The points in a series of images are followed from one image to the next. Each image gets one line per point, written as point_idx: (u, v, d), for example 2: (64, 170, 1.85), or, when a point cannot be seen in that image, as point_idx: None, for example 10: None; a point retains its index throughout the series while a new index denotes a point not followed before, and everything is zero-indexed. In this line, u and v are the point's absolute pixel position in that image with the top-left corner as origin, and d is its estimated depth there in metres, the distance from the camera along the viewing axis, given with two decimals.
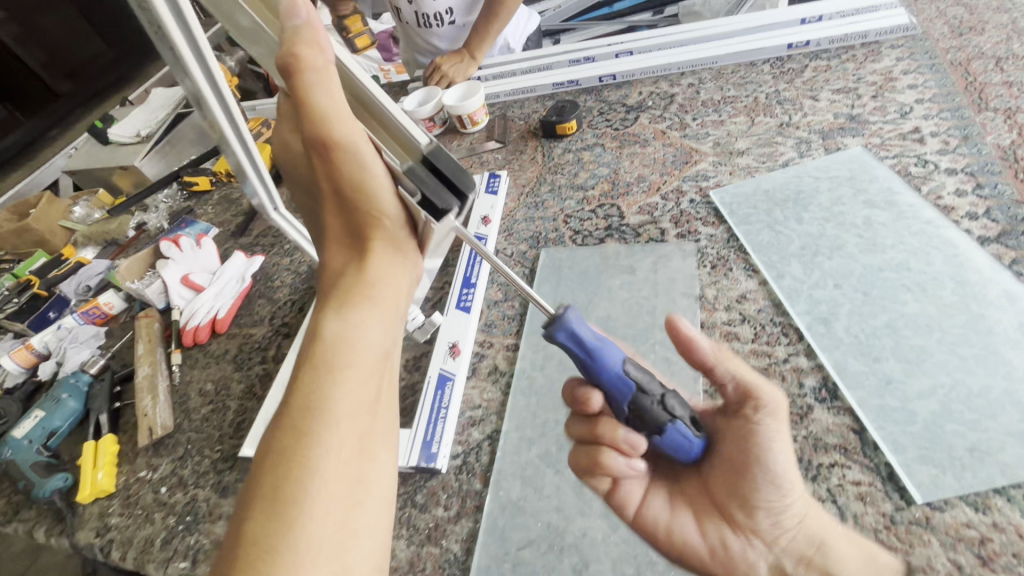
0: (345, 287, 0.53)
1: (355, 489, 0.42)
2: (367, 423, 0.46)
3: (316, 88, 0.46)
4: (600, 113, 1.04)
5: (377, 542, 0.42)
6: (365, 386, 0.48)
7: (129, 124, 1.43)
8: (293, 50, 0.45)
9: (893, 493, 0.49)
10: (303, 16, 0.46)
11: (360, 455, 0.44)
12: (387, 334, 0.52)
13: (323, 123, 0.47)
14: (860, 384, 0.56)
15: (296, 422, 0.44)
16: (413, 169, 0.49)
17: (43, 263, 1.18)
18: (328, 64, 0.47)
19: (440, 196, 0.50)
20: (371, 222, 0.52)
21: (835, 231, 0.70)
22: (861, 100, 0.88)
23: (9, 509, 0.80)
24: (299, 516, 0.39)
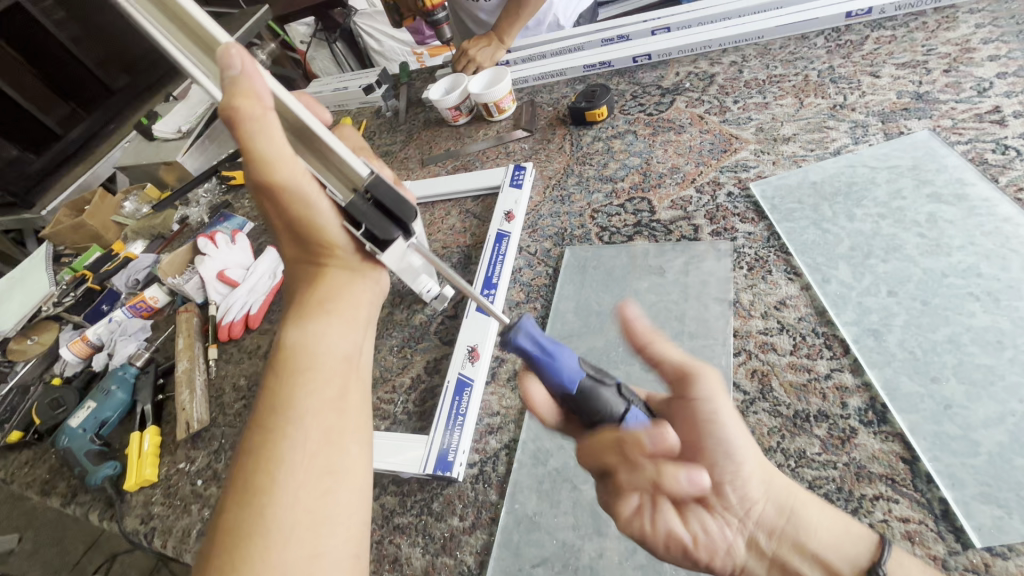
0: (304, 300, 0.53)
1: (322, 491, 0.42)
2: (333, 419, 0.46)
3: (260, 138, 0.43)
4: (633, 97, 0.98)
5: (350, 533, 0.42)
6: (330, 387, 0.48)
7: (173, 120, 1.47)
8: (228, 103, 0.41)
9: (947, 533, 0.44)
10: (239, 66, 0.42)
11: (322, 453, 0.44)
12: (352, 337, 0.52)
13: (269, 170, 0.44)
14: (914, 408, 0.50)
15: (259, 433, 0.44)
16: (355, 204, 0.47)
17: (97, 257, 1.25)
18: (267, 110, 0.43)
19: (382, 228, 0.48)
20: (324, 247, 0.51)
21: (892, 230, 0.63)
22: (930, 76, 0.78)
23: (68, 492, 0.86)
24: (260, 519, 0.40)
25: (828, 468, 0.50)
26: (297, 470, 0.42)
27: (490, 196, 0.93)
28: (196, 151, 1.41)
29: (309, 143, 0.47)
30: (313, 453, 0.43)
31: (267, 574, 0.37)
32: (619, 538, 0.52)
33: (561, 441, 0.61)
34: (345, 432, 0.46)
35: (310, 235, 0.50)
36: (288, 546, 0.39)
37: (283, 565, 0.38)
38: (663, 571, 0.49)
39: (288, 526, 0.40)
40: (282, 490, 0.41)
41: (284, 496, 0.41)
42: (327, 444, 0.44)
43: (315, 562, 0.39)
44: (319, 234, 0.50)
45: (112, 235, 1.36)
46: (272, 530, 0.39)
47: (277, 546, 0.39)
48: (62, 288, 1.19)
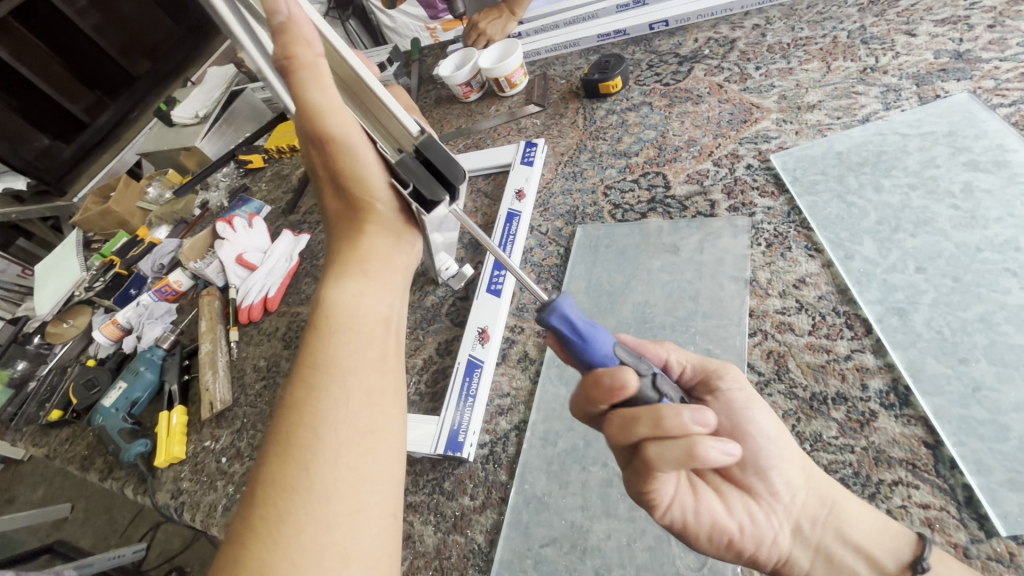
0: (343, 261, 0.52)
1: (366, 445, 0.41)
2: (373, 379, 0.45)
3: (312, 86, 0.44)
4: (649, 67, 0.93)
5: (390, 493, 0.41)
6: (369, 347, 0.47)
7: (190, 105, 1.49)
8: (284, 49, 0.42)
9: (969, 521, 0.42)
10: (285, 11, 0.42)
11: (365, 411, 0.42)
12: (391, 301, 0.51)
13: (319, 117, 0.44)
14: (940, 390, 0.48)
15: (301, 389, 0.43)
16: (403, 161, 0.46)
17: (124, 243, 1.29)
18: (318, 58, 0.44)
19: (431, 186, 0.47)
20: (367, 205, 0.51)
21: (923, 202, 0.59)
22: (972, 32, 0.72)
23: (105, 467, 0.90)
24: (304, 472, 0.38)
25: (844, 452, 0.48)
26: (340, 426, 0.41)
27: (501, 174, 0.92)
28: (214, 136, 1.42)
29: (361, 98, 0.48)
30: (356, 410, 0.42)
31: (311, 526, 0.36)
32: (628, 520, 0.52)
33: (571, 422, 0.60)
34: (385, 393, 0.45)
35: (355, 191, 0.50)
36: (332, 498, 0.37)
37: (326, 517, 0.36)
38: (671, 552, 0.49)
39: (331, 481, 0.38)
40: (325, 445, 0.40)
41: (327, 451, 0.39)
42: (368, 403, 0.43)
43: (356, 517, 0.38)
44: (364, 189, 0.49)
45: (137, 221, 1.39)
46: (316, 483, 0.38)
47: (321, 497, 0.37)
48: (93, 274, 1.23)
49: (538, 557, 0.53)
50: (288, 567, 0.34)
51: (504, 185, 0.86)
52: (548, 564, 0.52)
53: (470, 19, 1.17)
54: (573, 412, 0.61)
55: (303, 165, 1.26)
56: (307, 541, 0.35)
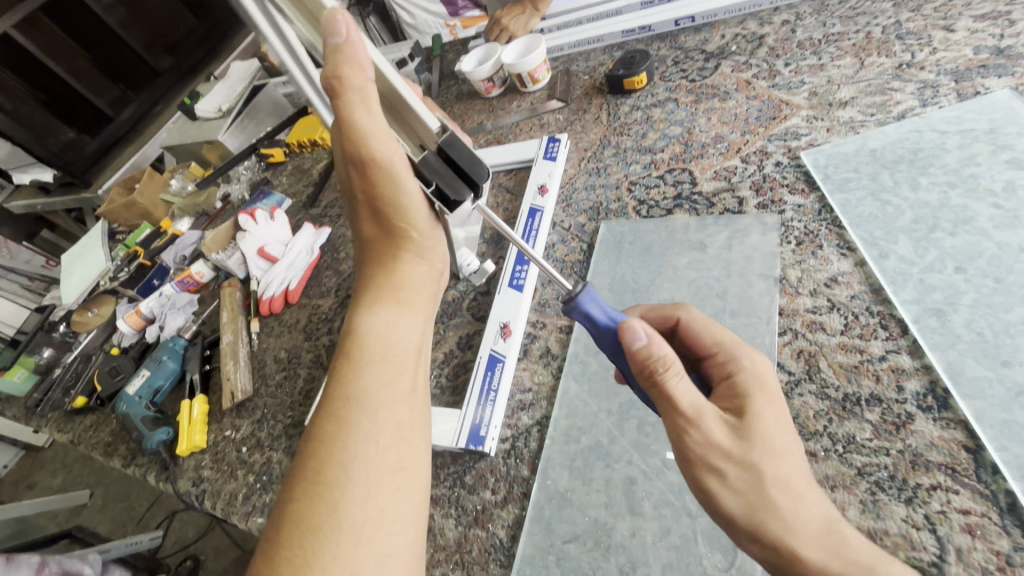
0: (375, 284, 0.52)
1: (394, 483, 0.40)
2: (404, 413, 0.44)
3: (358, 110, 0.44)
4: (675, 63, 0.92)
5: (415, 534, 0.40)
6: (400, 379, 0.46)
7: (213, 99, 1.50)
8: (336, 71, 0.43)
9: (1012, 528, 0.41)
10: (344, 34, 0.43)
11: (395, 447, 0.42)
12: (421, 328, 0.51)
13: (362, 141, 0.45)
14: (981, 394, 0.46)
15: (331, 422, 0.43)
16: (427, 158, 0.48)
17: (148, 234, 1.31)
18: (368, 83, 0.45)
19: (454, 185, 0.49)
20: (400, 227, 0.51)
21: (962, 200, 0.57)
22: (1014, 28, 0.70)
23: (128, 453, 0.92)
24: (334, 513, 0.38)
25: (879, 455, 0.47)
26: (371, 464, 0.40)
27: (523, 170, 0.91)
28: (236, 129, 1.43)
29: (403, 118, 0.50)
30: (386, 447, 0.42)
31: (341, 571, 0.36)
32: (654, 518, 0.51)
33: (594, 419, 0.60)
34: (415, 427, 0.44)
35: (390, 213, 0.50)
36: (360, 542, 0.37)
37: (355, 562, 0.36)
38: (698, 552, 0.48)
39: (359, 522, 0.38)
40: (354, 483, 0.39)
41: (357, 489, 0.39)
42: (399, 438, 0.43)
43: (385, 561, 0.37)
44: (399, 212, 0.50)
45: (161, 213, 1.41)
46: (343, 525, 0.37)
47: (351, 541, 0.37)
48: (117, 264, 1.25)
49: (560, 554, 0.52)
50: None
51: (526, 180, 0.85)
52: (571, 561, 0.52)
53: (492, 15, 1.17)
54: (596, 409, 0.61)
55: (324, 159, 1.27)
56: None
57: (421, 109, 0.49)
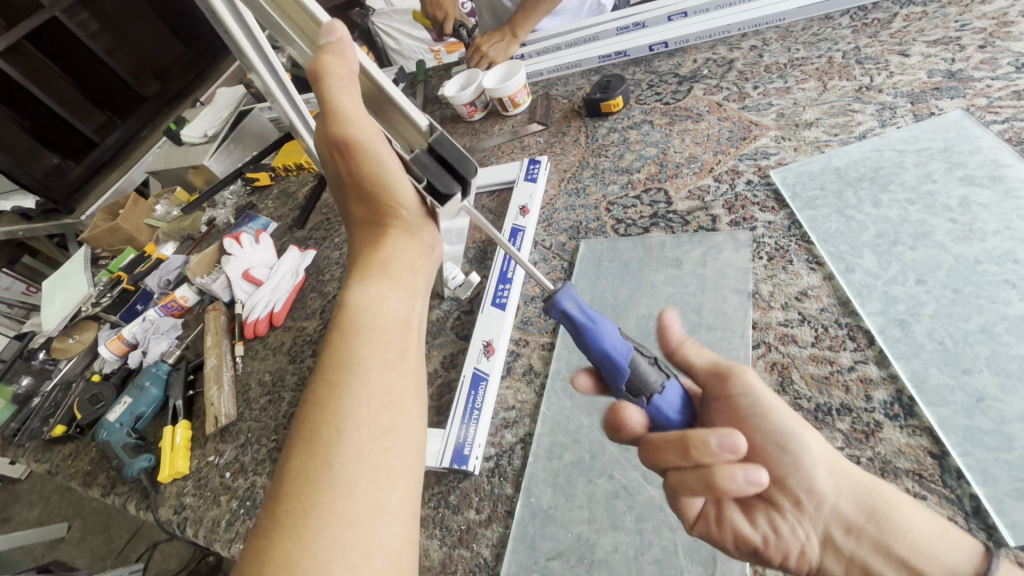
0: (365, 261, 0.51)
1: (384, 444, 0.40)
2: (394, 379, 0.44)
3: (342, 94, 0.45)
4: (650, 86, 0.96)
5: (409, 492, 0.40)
6: (388, 347, 0.46)
7: (198, 124, 1.51)
8: (318, 59, 0.45)
9: (978, 531, 0.42)
10: (337, 33, 0.47)
11: (385, 410, 0.42)
12: (411, 301, 0.50)
13: (344, 122, 0.45)
14: (944, 401, 0.48)
15: (325, 387, 0.43)
16: (417, 156, 0.49)
17: (131, 259, 1.30)
18: (351, 73, 0.46)
19: (444, 180, 0.50)
20: (390, 208, 0.51)
21: (921, 216, 0.60)
22: (964, 52, 0.75)
23: (108, 482, 0.90)
24: (328, 468, 0.38)
25: (850, 463, 0.48)
26: (361, 424, 0.40)
27: (505, 191, 0.93)
28: (222, 154, 1.44)
29: (387, 111, 0.51)
30: (377, 409, 0.42)
31: (335, 522, 0.36)
32: (634, 532, 0.52)
33: (576, 435, 0.61)
34: (406, 392, 0.44)
35: (377, 194, 0.50)
36: (353, 495, 0.37)
37: (349, 514, 0.37)
38: (677, 564, 0.49)
39: (353, 477, 0.38)
40: (348, 443, 0.40)
41: (350, 448, 0.39)
42: (389, 402, 0.42)
43: (377, 515, 0.38)
44: (388, 193, 0.49)
45: (145, 237, 1.41)
46: (337, 480, 0.38)
47: (343, 494, 0.37)
48: (99, 290, 1.24)
49: (545, 570, 0.52)
50: (312, 560, 0.35)
51: (508, 201, 0.87)
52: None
53: (472, 43, 1.21)
54: (578, 425, 0.61)
55: (310, 183, 1.28)
56: (331, 536, 0.36)
57: (404, 99, 0.50)
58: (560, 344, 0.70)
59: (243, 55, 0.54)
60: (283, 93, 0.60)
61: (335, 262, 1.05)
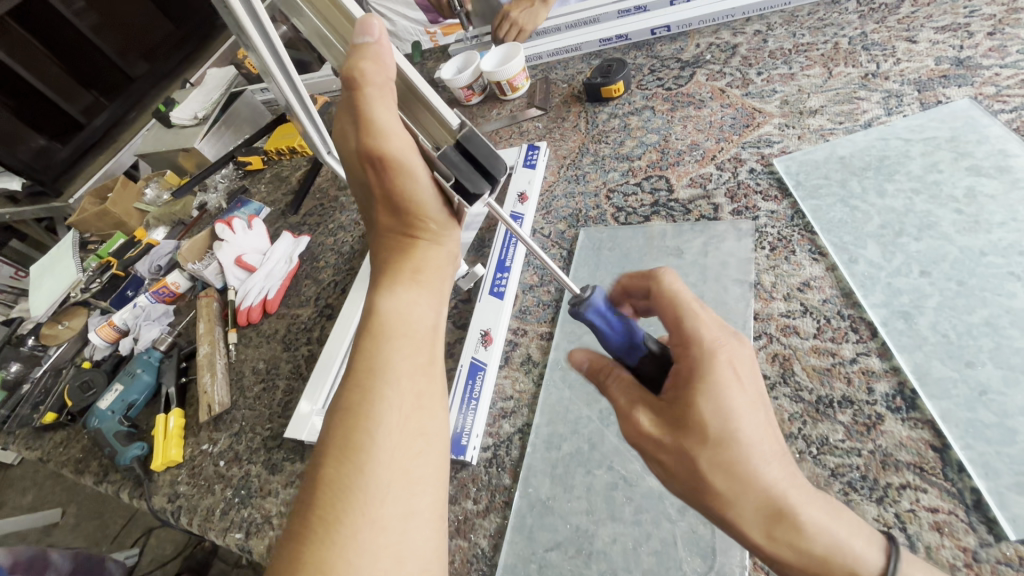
0: (394, 267, 0.49)
1: (415, 452, 0.39)
2: (423, 383, 0.43)
3: (378, 104, 0.45)
4: (651, 71, 0.94)
5: (440, 497, 0.40)
6: (418, 351, 0.45)
7: (188, 106, 1.47)
8: (356, 65, 0.44)
9: (978, 525, 0.42)
10: (376, 35, 0.45)
11: (415, 415, 0.41)
12: (439, 307, 0.49)
13: (380, 136, 0.44)
14: (947, 394, 0.48)
15: (354, 391, 0.41)
16: (445, 152, 0.45)
17: (120, 244, 1.28)
18: (387, 79, 0.45)
19: (471, 179, 0.46)
20: (419, 216, 0.49)
21: (926, 206, 0.59)
22: (972, 39, 0.73)
23: (100, 469, 0.89)
24: (361, 474, 0.37)
25: (851, 455, 0.48)
26: (393, 429, 0.39)
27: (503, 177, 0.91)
28: (213, 137, 1.41)
29: (419, 113, 0.49)
30: (407, 414, 0.41)
31: (367, 527, 0.35)
32: (634, 524, 0.51)
33: (575, 426, 0.60)
34: (434, 397, 0.43)
35: (405, 203, 0.48)
36: (386, 502, 0.36)
37: (382, 520, 0.36)
38: (673, 547, 0.49)
39: (385, 483, 0.37)
40: (380, 448, 0.39)
41: (381, 454, 0.38)
42: (418, 407, 0.42)
43: (409, 521, 0.37)
44: (416, 201, 0.48)
45: (135, 222, 1.38)
46: (369, 485, 0.37)
47: (376, 500, 0.36)
48: (89, 275, 1.22)
49: (543, 562, 0.52)
50: (345, 565, 0.34)
51: (506, 188, 0.85)
52: (553, 569, 0.52)
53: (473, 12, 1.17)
54: (577, 415, 0.61)
55: (304, 167, 1.26)
56: (363, 543, 0.35)
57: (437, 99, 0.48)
58: (559, 334, 0.69)
59: (243, 34, 0.52)
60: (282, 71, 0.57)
61: (329, 249, 1.04)
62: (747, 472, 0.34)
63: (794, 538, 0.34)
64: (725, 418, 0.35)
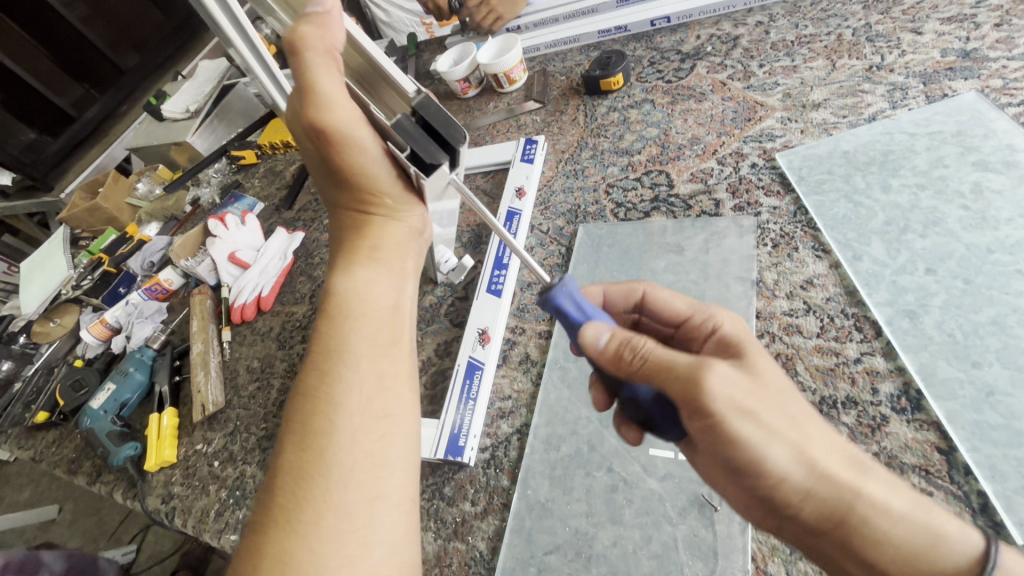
0: (349, 248, 0.48)
1: (376, 435, 0.38)
2: (386, 364, 0.42)
3: (321, 70, 0.42)
4: (651, 63, 0.92)
5: (408, 477, 0.39)
6: (379, 332, 0.43)
7: (180, 99, 1.45)
8: (297, 30, 0.43)
9: (984, 528, 0.41)
10: (326, 5, 0.45)
11: (378, 396, 0.40)
12: (400, 286, 0.47)
13: (322, 106, 0.42)
14: (952, 395, 0.47)
15: (315, 377, 0.40)
16: (399, 121, 0.43)
17: (112, 240, 1.26)
18: (329, 47, 0.44)
19: (429, 148, 0.43)
20: (371, 191, 0.48)
21: (932, 202, 0.58)
22: (979, 31, 0.72)
23: (93, 470, 0.88)
24: (322, 458, 0.36)
25: None
26: (355, 412, 0.38)
27: (500, 172, 0.90)
28: (205, 131, 1.38)
29: (371, 84, 0.47)
30: (369, 396, 0.39)
31: (330, 513, 0.34)
32: (634, 527, 0.51)
33: (574, 426, 0.59)
34: (398, 377, 0.42)
35: (356, 179, 0.46)
36: (349, 485, 0.36)
37: (344, 504, 0.35)
38: (674, 551, 0.48)
39: (348, 466, 0.36)
40: (342, 433, 0.38)
41: (343, 438, 0.37)
42: (381, 388, 0.40)
43: (375, 504, 0.36)
44: (367, 176, 0.46)
45: (127, 217, 1.36)
46: (332, 469, 0.36)
47: (339, 484, 0.35)
48: (80, 272, 1.20)
49: (542, 565, 0.51)
50: (308, 553, 0.33)
51: (503, 183, 0.84)
52: (552, 572, 0.51)
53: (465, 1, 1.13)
54: (576, 416, 0.60)
55: (297, 161, 1.24)
56: (327, 527, 0.34)
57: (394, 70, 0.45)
58: (557, 332, 0.68)
59: (218, 28, 0.52)
60: (264, 70, 0.56)
61: (324, 245, 1.02)
62: (818, 434, 0.34)
63: (887, 508, 0.32)
64: (785, 382, 0.36)
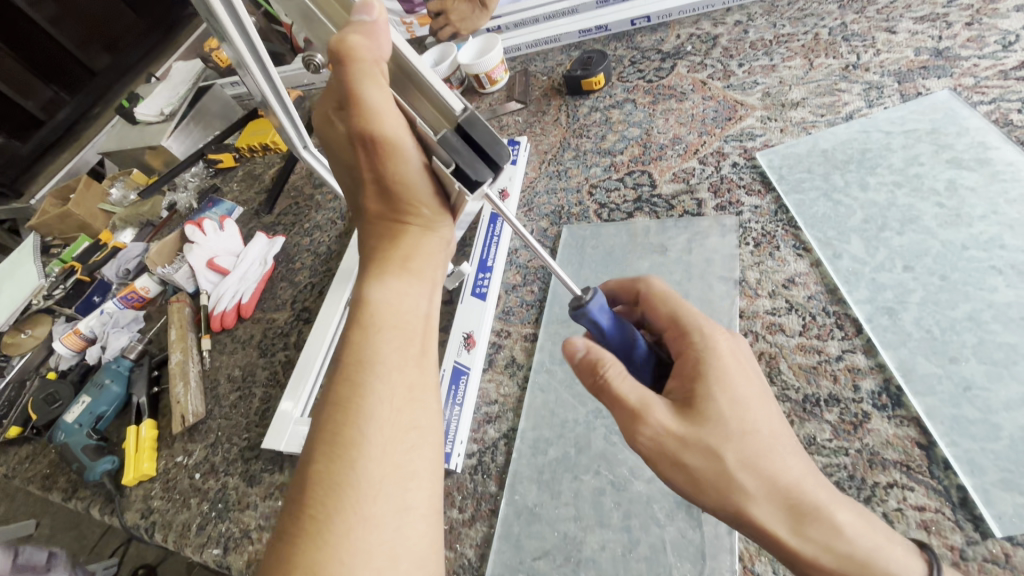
0: (381, 256, 0.46)
1: (409, 449, 0.37)
2: (415, 375, 0.41)
3: (369, 83, 0.41)
4: (632, 63, 0.92)
5: (434, 490, 0.38)
6: (409, 343, 0.42)
7: (153, 101, 1.41)
8: (343, 37, 0.40)
9: (965, 522, 0.42)
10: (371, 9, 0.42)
11: (407, 408, 0.39)
12: (430, 299, 0.46)
13: (371, 118, 0.41)
14: (931, 390, 0.47)
15: (343, 386, 0.39)
16: (446, 137, 0.41)
17: (85, 248, 1.23)
18: (377, 57, 0.41)
19: (475, 166, 0.42)
20: (407, 203, 0.46)
21: (908, 200, 0.59)
22: (951, 30, 0.73)
23: (69, 485, 0.85)
24: (350, 471, 0.35)
25: (838, 455, 0.47)
26: (384, 424, 0.38)
27: None
28: (181, 134, 1.35)
29: (409, 90, 0.45)
30: (398, 408, 0.39)
31: (359, 525, 0.34)
32: (622, 530, 0.51)
33: (561, 430, 0.59)
34: (427, 389, 0.41)
35: (396, 191, 0.45)
36: (378, 498, 0.35)
37: (375, 517, 0.34)
38: (664, 554, 0.48)
39: (377, 479, 0.35)
40: (371, 443, 0.37)
41: (372, 450, 0.36)
42: (410, 401, 0.39)
43: (403, 516, 0.35)
44: (407, 189, 0.45)
45: (100, 224, 1.32)
46: (361, 482, 0.35)
47: (368, 497, 0.35)
48: (52, 281, 1.16)
49: (531, 571, 0.51)
50: (338, 565, 0.32)
51: (487, 184, 0.83)
52: None
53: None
54: (564, 419, 0.59)
55: (277, 164, 1.21)
56: (356, 540, 0.33)
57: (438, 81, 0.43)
58: (543, 335, 0.68)
59: (214, 18, 0.52)
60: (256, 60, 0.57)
61: (306, 250, 1.00)
62: (770, 465, 0.36)
63: (822, 535, 0.35)
64: (741, 409, 0.38)
